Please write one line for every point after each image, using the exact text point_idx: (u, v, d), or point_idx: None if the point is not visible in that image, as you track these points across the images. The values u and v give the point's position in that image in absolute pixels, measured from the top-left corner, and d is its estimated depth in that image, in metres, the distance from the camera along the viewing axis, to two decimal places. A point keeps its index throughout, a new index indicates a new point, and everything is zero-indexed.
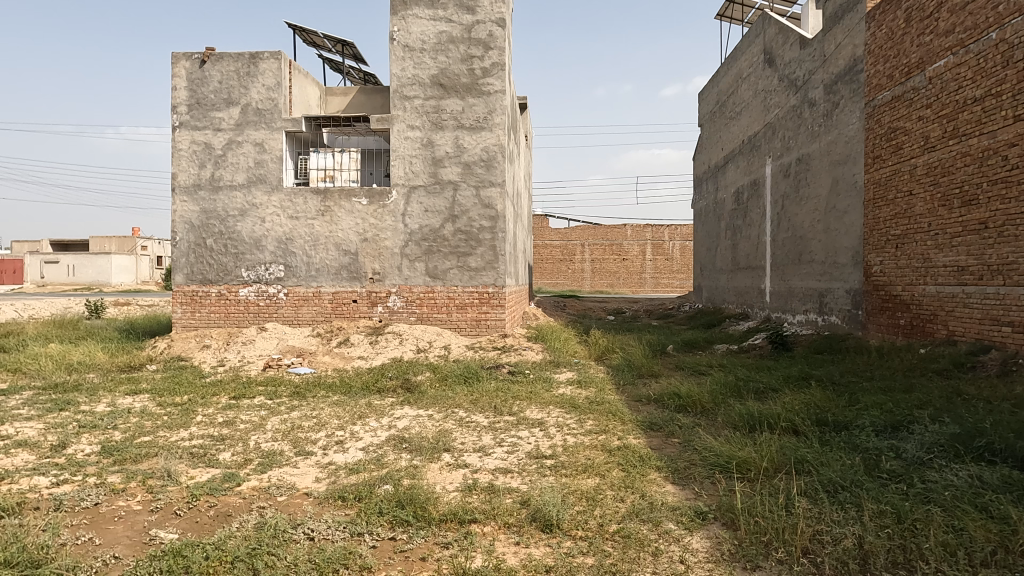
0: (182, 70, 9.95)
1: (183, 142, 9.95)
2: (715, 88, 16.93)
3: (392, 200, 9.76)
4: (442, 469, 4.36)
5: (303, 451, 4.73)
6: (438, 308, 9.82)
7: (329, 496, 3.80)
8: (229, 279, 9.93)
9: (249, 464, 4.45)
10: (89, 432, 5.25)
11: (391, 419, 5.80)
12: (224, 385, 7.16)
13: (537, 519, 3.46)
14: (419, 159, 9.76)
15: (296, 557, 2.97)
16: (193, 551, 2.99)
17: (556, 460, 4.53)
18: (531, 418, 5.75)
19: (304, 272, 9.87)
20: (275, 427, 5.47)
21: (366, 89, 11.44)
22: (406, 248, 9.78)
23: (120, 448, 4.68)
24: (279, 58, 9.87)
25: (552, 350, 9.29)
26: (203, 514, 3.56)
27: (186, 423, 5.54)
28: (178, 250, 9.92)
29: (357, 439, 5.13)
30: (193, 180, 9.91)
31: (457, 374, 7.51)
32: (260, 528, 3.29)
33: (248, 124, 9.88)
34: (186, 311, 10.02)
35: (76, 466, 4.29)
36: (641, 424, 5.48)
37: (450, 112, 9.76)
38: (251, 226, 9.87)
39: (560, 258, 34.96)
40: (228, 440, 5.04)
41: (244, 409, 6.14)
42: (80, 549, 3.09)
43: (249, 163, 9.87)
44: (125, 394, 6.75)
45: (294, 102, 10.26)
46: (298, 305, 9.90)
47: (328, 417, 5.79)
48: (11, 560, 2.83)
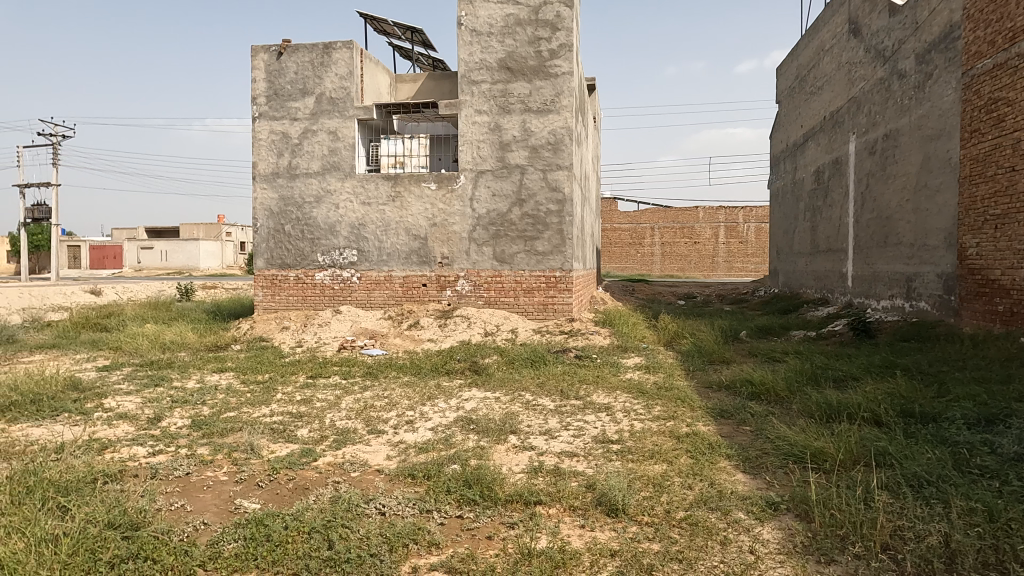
0: (261, 63, 10.36)
1: (262, 132, 10.38)
2: (794, 61, 16.11)
3: (460, 185, 9.86)
4: (508, 451, 4.42)
5: (375, 430, 4.89)
6: (505, 292, 9.87)
7: (399, 474, 3.93)
8: (306, 264, 10.35)
9: (325, 440, 4.66)
10: (181, 406, 5.63)
11: (459, 400, 5.91)
12: (302, 364, 7.50)
13: (603, 503, 3.46)
14: (486, 143, 9.80)
15: (369, 531, 3.08)
16: (274, 520, 3.17)
17: (622, 445, 4.50)
18: (598, 402, 5.73)
19: (376, 256, 10.15)
20: (349, 406, 5.69)
21: (434, 75, 11.51)
22: (474, 232, 9.86)
23: (208, 422, 4.99)
24: (351, 47, 10.09)
25: (619, 335, 9.18)
26: (283, 487, 3.76)
27: (267, 400, 5.85)
28: (260, 235, 10.42)
29: (426, 419, 5.25)
30: (272, 169, 10.34)
31: (523, 358, 7.55)
32: (336, 501, 3.44)
33: (323, 113, 10.19)
34: (267, 294, 10.52)
35: (170, 438, 4.61)
36: (711, 411, 5.35)
37: (517, 95, 9.73)
38: (326, 212, 10.21)
39: (629, 242, 34.48)
40: (305, 417, 5.27)
41: (321, 388, 6.42)
42: (174, 514, 3.33)
43: (324, 151, 10.20)
44: (213, 371, 7.19)
45: (366, 90, 10.48)
46: (370, 288, 10.20)
47: (399, 397, 5.97)
48: (114, 522, 3.07)
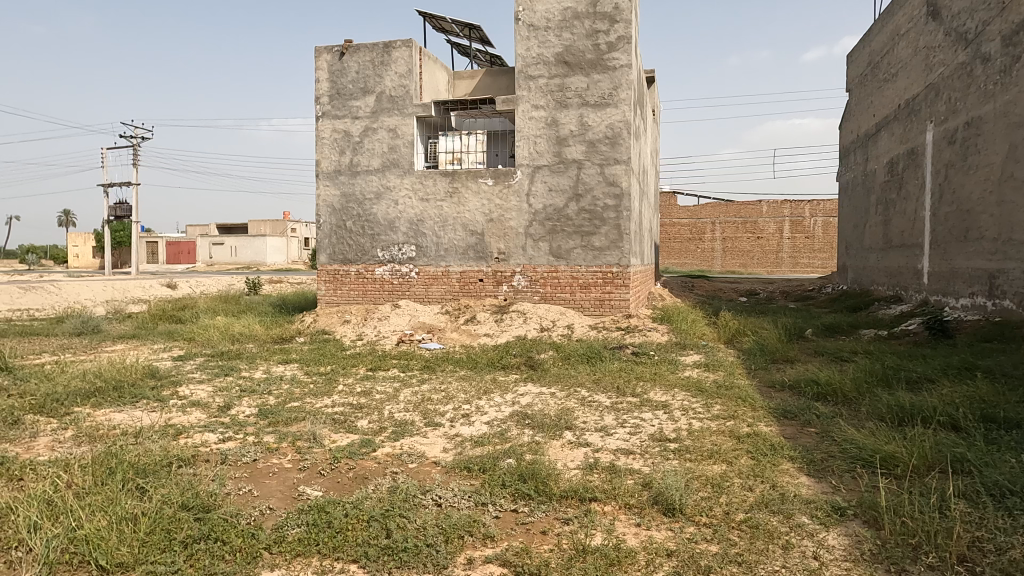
0: (325, 63, 10.66)
1: (325, 131, 10.68)
2: (867, 47, 15.38)
3: (516, 180, 9.88)
4: (563, 446, 4.40)
5: (432, 422, 4.97)
6: (562, 288, 9.82)
7: (455, 466, 3.98)
8: (366, 259, 10.60)
9: (384, 431, 4.77)
10: (249, 395, 5.87)
11: (515, 395, 5.93)
12: (362, 357, 7.70)
13: (660, 502, 3.41)
14: (543, 139, 9.78)
15: (425, 522, 3.13)
16: (335, 508, 3.27)
17: (680, 444, 4.42)
18: (655, 400, 5.64)
19: (434, 252, 10.29)
20: (407, 398, 5.80)
21: (492, 71, 11.55)
22: (531, 228, 9.86)
23: (274, 412, 5.19)
24: (410, 45, 10.25)
25: (678, 332, 9.00)
26: (344, 475, 3.87)
27: (329, 391, 6.03)
28: (323, 231, 10.74)
29: (482, 413, 5.29)
30: (334, 166, 10.63)
31: (579, 354, 7.51)
32: (394, 491, 3.52)
33: (383, 111, 10.39)
34: (329, 288, 10.83)
35: (238, 426, 4.81)
36: (773, 411, 5.19)
37: (575, 89, 9.66)
38: (386, 208, 10.42)
39: (689, 237, 33.77)
40: (364, 408, 5.41)
41: (380, 380, 6.58)
42: (242, 498, 3.48)
43: (384, 148, 10.40)
44: (278, 362, 7.47)
45: (425, 88, 10.63)
46: (428, 283, 10.35)
47: (456, 391, 6.05)
48: (187, 504, 3.23)
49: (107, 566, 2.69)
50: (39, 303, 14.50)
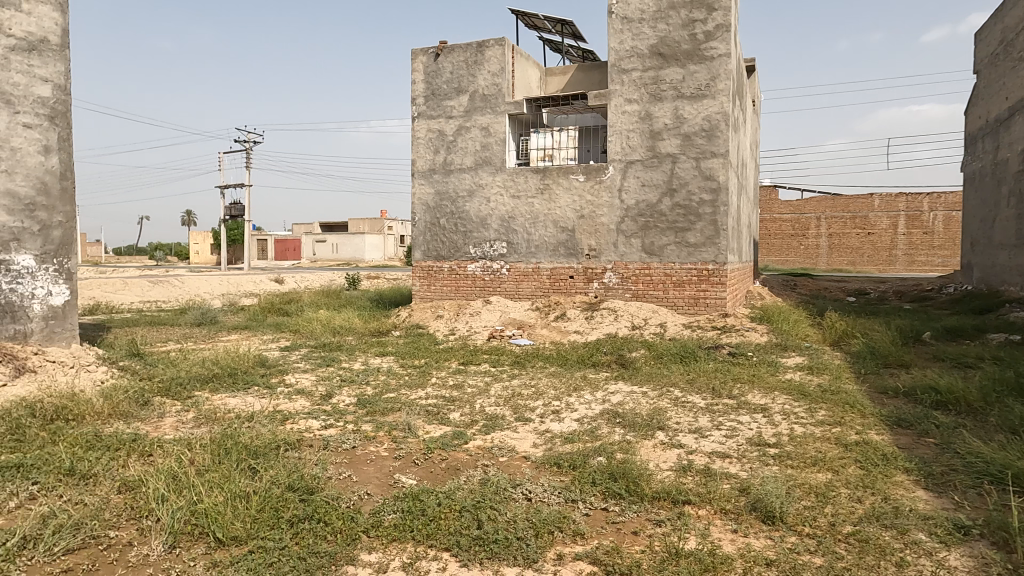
0: (421, 65, 10.96)
1: (421, 131, 10.99)
2: (999, 24, 14.01)
3: (608, 176, 9.75)
4: (655, 447, 4.31)
5: (522, 417, 5.01)
6: (655, 286, 9.60)
7: (545, 462, 3.99)
8: (459, 256, 10.82)
9: (475, 424, 4.85)
10: (348, 385, 6.16)
11: (606, 393, 5.86)
12: (455, 351, 7.87)
13: (758, 509, 3.26)
14: (636, 133, 9.60)
15: (515, 515, 3.16)
16: (429, 496, 3.37)
17: (781, 450, 4.21)
18: (753, 403, 5.40)
19: (525, 249, 10.35)
20: (497, 393, 5.87)
21: (584, 66, 11.46)
22: (623, 224, 9.71)
23: (372, 401, 5.41)
24: (502, 44, 10.35)
25: (779, 333, 8.57)
26: (437, 465, 3.98)
27: (423, 383, 6.21)
28: (418, 229, 11.07)
29: (572, 410, 5.27)
30: (429, 165, 10.92)
31: (672, 353, 7.32)
32: (485, 484, 3.58)
33: (476, 110, 10.56)
34: (423, 284, 11.15)
35: (339, 414, 5.06)
36: (886, 419, 4.83)
37: (669, 81, 9.41)
38: (478, 205, 10.59)
39: (792, 233, 32.07)
40: (456, 401, 5.52)
41: (472, 374, 6.70)
42: (343, 483, 3.65)
43: (477, 146, 10.57)
44: (376, 354, 7.78)
45: (517, 85, 10.70)
46: (519, 280, 10.43)
47: (546, 387, 6.06)
48: (294, 485, 3.43)
49: (223, 539, 2.91)
50: (165, 295, 15.86)
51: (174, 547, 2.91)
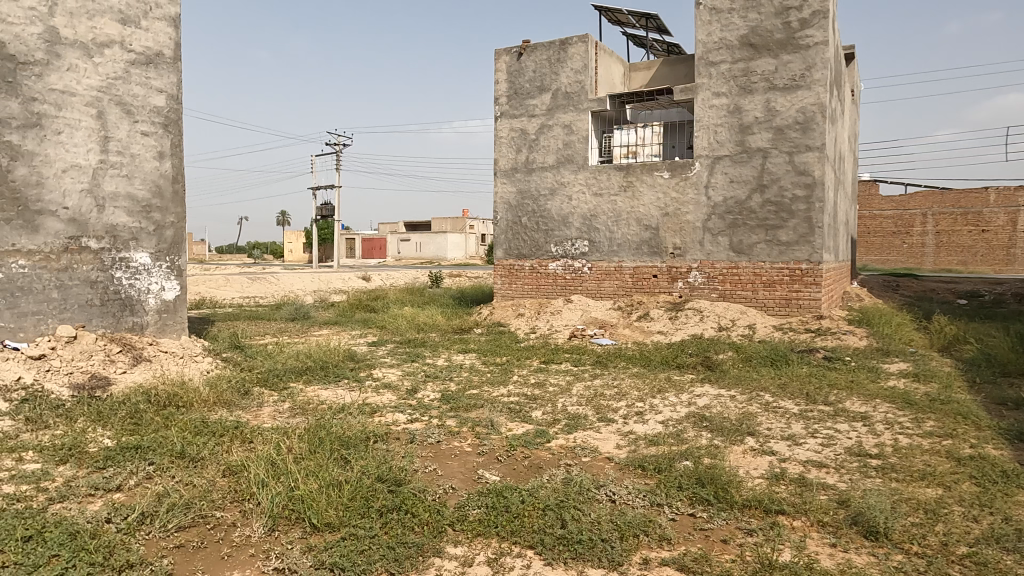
0: (504, 65, 11.05)
1: (503, 131, 11.09)
2: None
3: (695, 172, 9.48)
4: (745, 453, 4.14)
5: (605, 418, 4.95)
6: (743, 286, 9.24)
7: (630, 464, 3.92)
8: (540, 254, 10.84)
9: (557, 423, 4.84)
10: (433, 380, 6.30)
11: (691, 395, 5.70)
12: (536, 349, 7.89)
13: (859, 524, 3.07)
14: (724, 127, 9.28)
15: (600, 516, 3.12)
16: (512, 493, 3.39)
17: (884, 461, 3.94)
18: (852, 410, 5.10)
19: (607, 247, 10.23)
20: (579, 392, 5.83)
21: (670, 60, 11.18)
22: (709, 221, 9.41)
23: (456, 397, 5.50)
24: (586, 40, 10.27)
25: (880, 337, 8.05)
26: (520, 463, 3.99)
27: (505, 381, 6.26)
28: (500, 227, 11.18)
29: (656, 412, 5.15)
30: (511, 164, 11.00)
31: (762, 356, 7.02)
32: (568, 483, 3.56)
33: (558, 108, 10.54)
34: (505, 282, 11.24)
35: (424, 408, 5.18)
36: (1006, 432, 4.43)
37: (761, 72, 9.03)
38: (560, 203, 10.56)
39: (894, 231, 30.07)
40: (538, 399, 5.53)
41: (553, 372, 6.69)
42: (429, 476, 3.73)
43: (559, 144, 10.55)
44: (458, 351, 7.91)
45: (600, 82, 10.59)
46: (601, 279, 10.32)
47: (629, 387, 5.96)
48: (383, 476, 3.53)
49: (318, 525, 3.04)
50: (263, 291, 16.77)
51: (273, 530, 3.07)
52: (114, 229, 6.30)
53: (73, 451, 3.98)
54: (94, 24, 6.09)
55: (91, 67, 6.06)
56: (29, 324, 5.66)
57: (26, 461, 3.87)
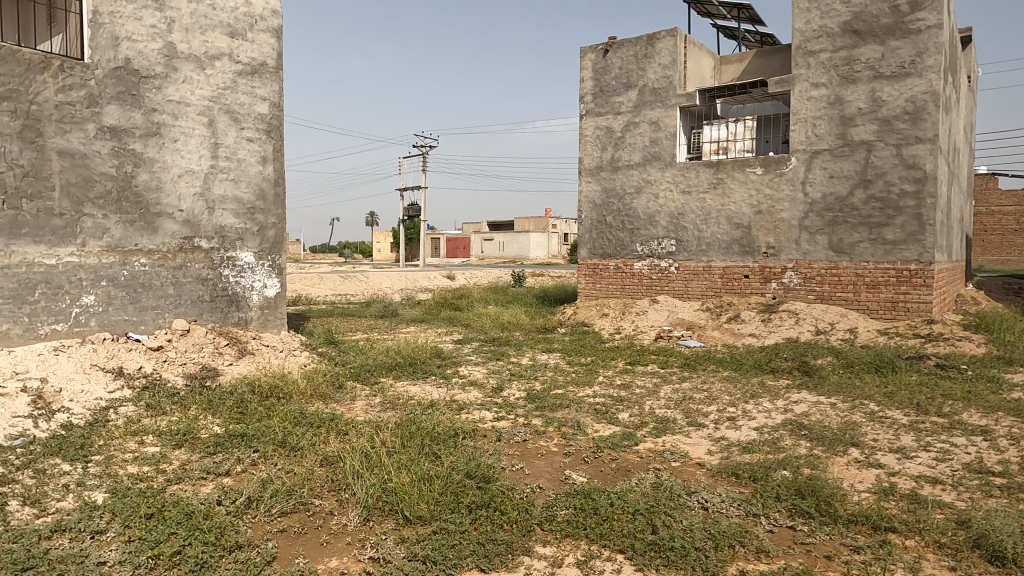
0: (589, 62, 10.97)
1: (588, 129, 11.01)
2: None
3: (791, 167, 9.04)
4: (849, 465, 3.90)
5: (695, 422, 4.80)
6: (843, 287, 8.73)
7: (722, 471, 3.78)
8: (625, 254, 10.68)
9: (645, 426, 4.74)
10: (518, 379, 6.33)
11: (787, 402, 5.43)
12: (621, 350, 7.77)
13: (982, 548, 2.82)
14: (824, 120, 8.80)
15: (692, 523, 3.03)
16: (601, 495, 3.34)
17: (1009, 481, 3.61)
18: (971, 424, 4.69)
19: (695, 246, 9.95)
20: (668, 395, 5.69)
21: (764, 51, 10.71)
22: (806, 219, 8.95)
23: (541, 397, 5.50)
24: (675, 35, 10.02)
25: (1001, 344, 7.37)
26: (607, 465, 3.94)
27: (590, 381, 6.20)
28: (584, 227, 11.10)
29: (749, 418, 4.94)
30: (596, 163, 10.90)
31: (865, 362, 6.60)
32: (658, 488, 3.47)
33: (645, 104, 10.34)
34: (589, 282, 11.15)
35: (510, 407, 5.21)
36: None
37: (865, 60, 8.50)
38: (646, 202, 10.35)
39: (1016, 228, 27.54)
40: (625, 401, 5.44)
41: (639, 374, 6.57)
42: (515, 474, 3.74)
43: (646, 142, 10.35)
44: (542, 351, 7.91)
45: (690, 76, 10.30)
46: (688, 279, 10.05)
47: (719, 392, 5.75)
48: (471, 472, 3.58)
49: (410, 517, 3.11)
50: (354, 289, 17.46)
51: (368, 520, 3.17)
52: (222, 230, 6.72)
53: (186, 437, 4.27)
54: (206, 38, 6.52)
55: (203, 79, 6.49)
56: (149, 318, 6.13)
57: (146, 445, 4.20)
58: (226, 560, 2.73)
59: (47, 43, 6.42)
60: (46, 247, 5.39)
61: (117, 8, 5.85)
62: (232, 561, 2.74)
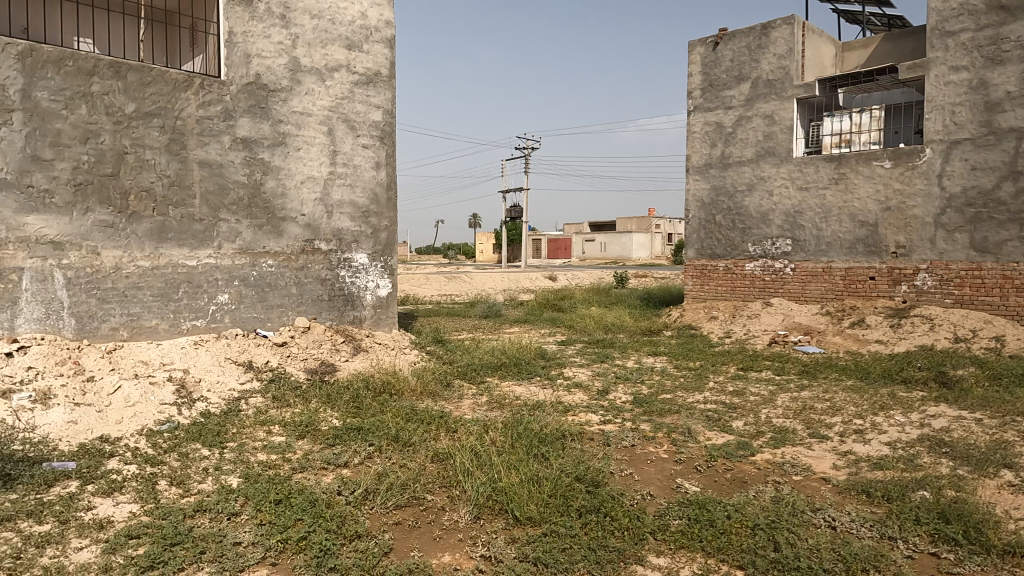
0: (698, 56, 10.62)
1: (697, 125, 10.66)
2: None
3: (925, 160, 8.30)
4: (1001, 489, 3.50)
5: (817, 434, 4.50)
6: (987, 290, 7.89)
7: (851, 488, 3.51)
8: (736, 254, 10.24)
9: (762, 436, 4.50)
10: (624, 382, 6.21)
11: (923, 415, 4.96)
12: (732, 355, 7.45)
13: None
14: (965, 106, 8.00)
15: (819, 543, 2.84)
16: (717, 507, 3.19)
17: None
18: None
19: (814, 246, 9.36)
20: (785, 403, 5.38)
21: (893, 35, 9.93)
22: (943, 216, 8.18)
23: (648, 401, 5.37)
24: (792, 22, 9.48)
25: None
26: (721, 475, 3.77)
27: (700, 387, 5.98)
28: (692, 226, 10.76)
29: (879, 432, 4.56)
30: (705, 160, 10.53)
31: (1016, 374, 5.93)
32: (779, 502, 3.28)
33: (759, 97, 9.87)
34: (696, 284, 10.79)
35: (617, 410, 5.12)
36: None
37: (1015, 38, 7.63)
38: (759, 200, 9.87)
39: None
40: (738, 409, 5.20)
41: (753, 381, 6.25)
42: (625, 480, 3.66)
43: (759, 136, 9.87)
44: (648, 353, 7.73)
45: (809, 65, 9.71)
46: (806, 281, 9.48)
47: (843, 402, 5.36)
48: (580, 476, 3.54)
49: (520, 518, 3.12)
50: (459, 289, 17.91)
51: (479, 518, 3.21)
52: (340, 233, 7.07)
53: (309, 428, 4.53)
54: (326, 51, 6.90)
55: (323, 90, 6.87)
56: (275, 315, 6.56)
57: (273, 434, 4.49)
58: (346, 548, 2.86)
59: (188, 64, 7.02)
60: (188, 250, 5.90)
61: (249, 27, 6.31)
62: (352, 549, 2.85)
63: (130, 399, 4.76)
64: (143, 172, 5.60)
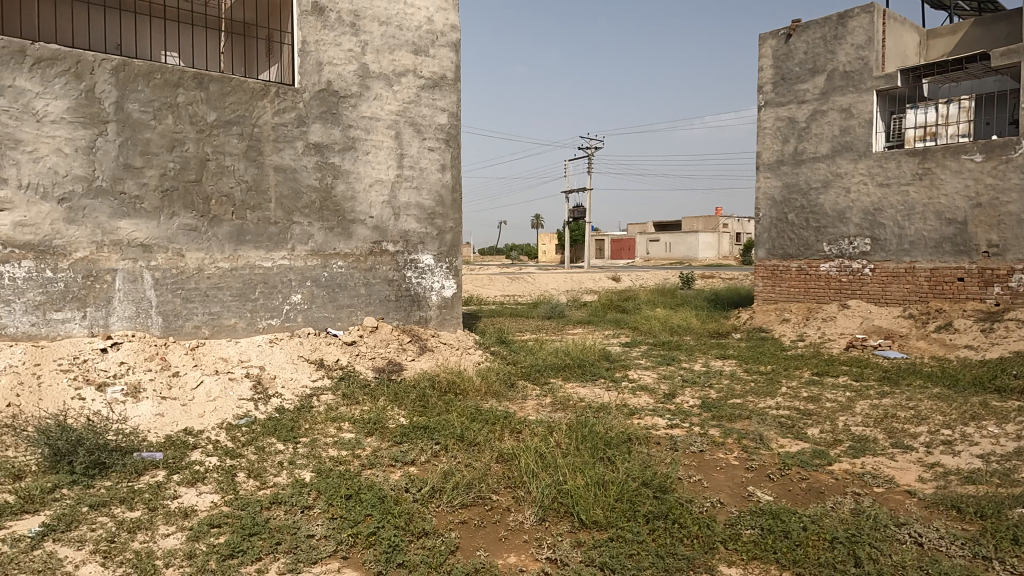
0: (769, 49, 10.26)
1: (768, 120, 10.30)
2: None
3: (1021, 152, 7.73)
4: None
5: (901, 444, 4.26)
6: None
7: (939, 502, 3.30)
8: (810, 254, 9.84)
9: (839, 445, 4.29)
10: (691, 386, 6.06)
11: (1020, 427, 4.61)
12: (806, 359, 7.16)
13: None
14: None
15: (904, 560, 2.68)
16: (792, 518, 3.07)
17: None
18: None
19: (895, 245, 8.88)
20: (864, 411, 5.12)
21: (984, 19, 9.33)
22: None
23: (717, 406, 5.22)
24: (871, 10, 9.03)
25: None
26: (796, 485, 3.62)
27: (772, 392, 5.77)
28: (762, 225, 10.41)
29: (970, 443, 4.28)
30: (776, 156, 10.16)
31: None
32: (859, 515, 3.12)
33: (835, 90, 9.45)
34: (766, 285, 10.42)
35: (685, 414, 5.00)
36: None
37: None
38: (835, 197, 9.44)
39: None
40: (813, 415, 4.98)
41: (829, 386, 5.98)
42: (693, 486, 3.58)
43: (835, 131, 9.44)
44: (716, 357, 7.53)
45: (890, 55, 9.22)
46: (886, 282, 9.01)
47: (930, 411, 5.05)
48: (647, 480, 3.47)
49: (586, 522, 3.09)
50: (522, 289, 17.96)
51: (545, 519, 3.20)
52: (406, 234, 7.22)
53: (377, 426, 4.64)
54: (394, 57, 7.05)
55: (391, 95, 7.03)
56: (345, 315, 6.76)
57: (343, 430, 4.62)
58: (414, 545, 2.90)
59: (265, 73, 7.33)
60: (264, 251, 6.16)
61: (321, 36, 6.52)
62: (420, 546, 2.90)
63: (211, 393, 5.02)
64: (223, 178, 5.89)
